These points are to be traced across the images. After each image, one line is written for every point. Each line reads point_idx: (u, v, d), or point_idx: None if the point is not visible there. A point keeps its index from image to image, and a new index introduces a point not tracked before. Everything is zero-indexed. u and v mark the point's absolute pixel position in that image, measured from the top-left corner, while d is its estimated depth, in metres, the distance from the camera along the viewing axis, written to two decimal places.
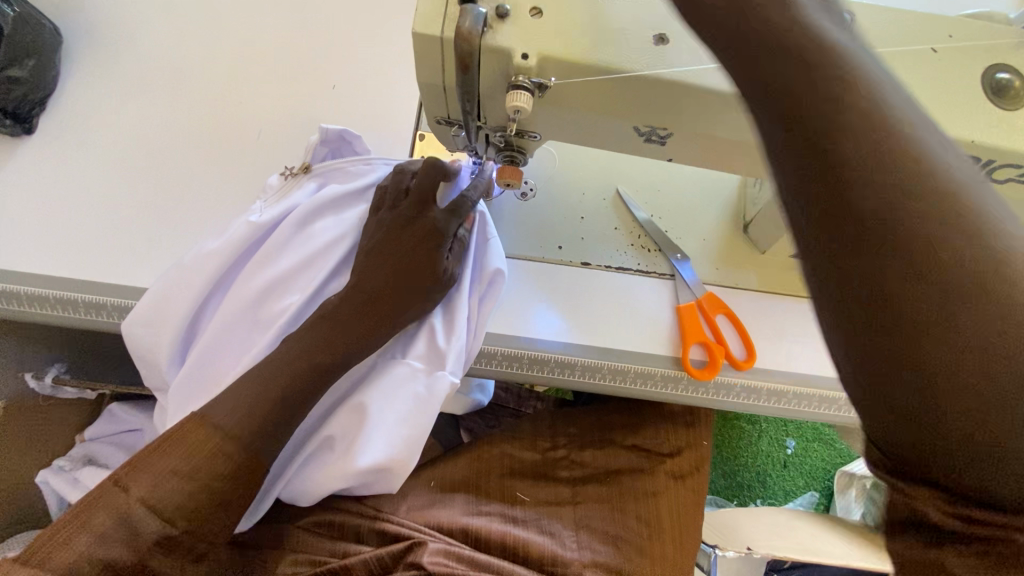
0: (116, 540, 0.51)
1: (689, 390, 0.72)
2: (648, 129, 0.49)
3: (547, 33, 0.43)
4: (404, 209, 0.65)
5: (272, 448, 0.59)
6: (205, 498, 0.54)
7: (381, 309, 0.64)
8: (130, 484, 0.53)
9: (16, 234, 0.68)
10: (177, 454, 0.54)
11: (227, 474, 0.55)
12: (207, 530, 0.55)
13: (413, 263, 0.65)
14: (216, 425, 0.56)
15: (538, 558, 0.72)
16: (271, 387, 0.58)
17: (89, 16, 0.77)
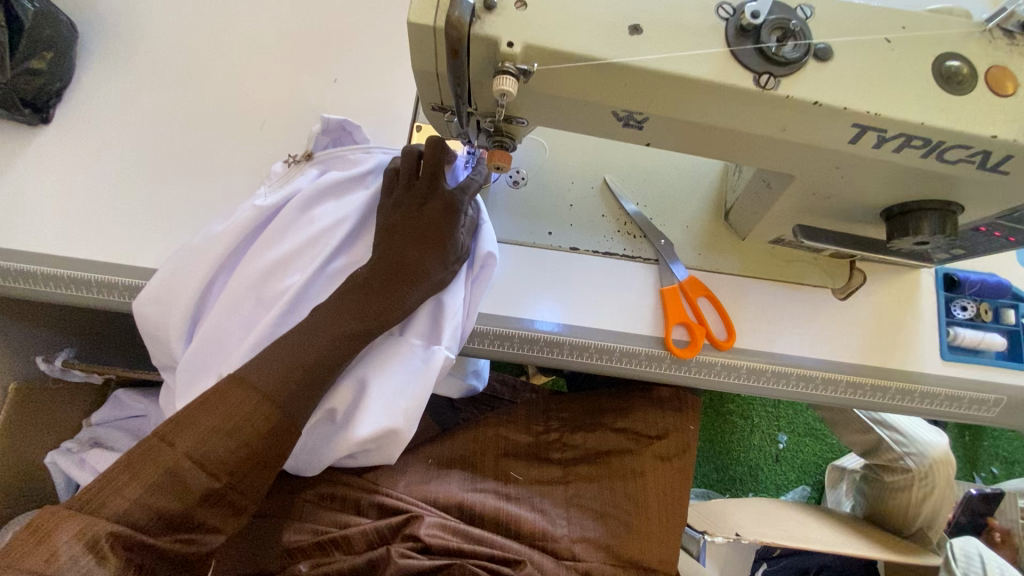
0: (165, 491, 0.54)
1: (673, 368, 0.76)
2: (627, 115, 0.53)
3: (531, 23, 0.47)
4: (418, 187, 0.71)
5: (306, 411, 0.62)
6: (244, 454, 0.58)
7: (405, 276, 0.69)
8: (176, 439, 0.56)
9: (36, 217, 0.72)
10: (221, 411, 0.58)
11: (265, 432, 0.59)
12: (247, 485, 0.59)
13: (433, 235, 0.71)
14: (255, 386, 0.59)
15: (530, 533, 0.75)
16: (307, 349, 0.62)
17: (103, 12, 0.81)
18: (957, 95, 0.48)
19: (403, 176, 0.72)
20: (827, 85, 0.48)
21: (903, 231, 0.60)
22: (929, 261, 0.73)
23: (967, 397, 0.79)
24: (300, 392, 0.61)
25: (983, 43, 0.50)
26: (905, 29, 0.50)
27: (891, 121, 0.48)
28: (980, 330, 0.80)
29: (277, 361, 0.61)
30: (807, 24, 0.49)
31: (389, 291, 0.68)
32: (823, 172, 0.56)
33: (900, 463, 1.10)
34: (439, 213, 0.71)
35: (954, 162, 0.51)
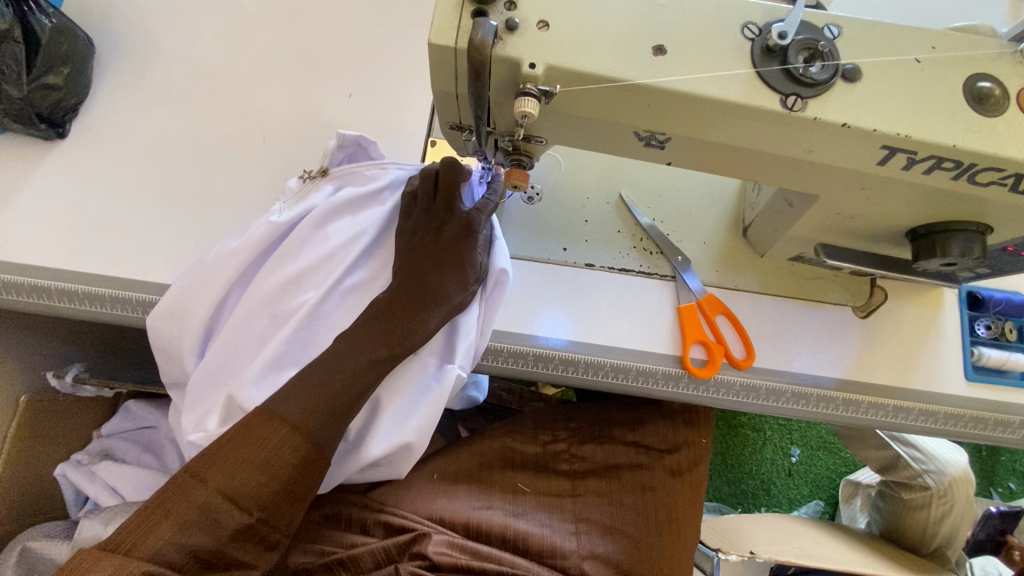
0: (198, 528, 0.57)
1: (690, 387, 0.74)
2: (648, 134, 0.52)
3: (554, 44, 0.46)
4: (435, 211, 0.71)
5: (334, 438, 0.64)
6: (274, 487, 0.60)
7: (422, 298, 0.68)
8: (206, 476, 0.58)
9: (51, 231, 0.72)
10: (249, 446, 0.60)
11: (293, 465, 0.61)
12: (277, 518, 0.61)
13: (448, 256, 0.70)
14: (281, 419, 0.61)
15: (538, 550, 0.74)
16: (330, 381, 0.63)
17: (119, 27, 0.82)
18: (989, 117, 0.47)
19: (419, 197, 0.72)
20: (856, 106, 0.47)
21: (930, 252, 0.58)
22: (953, 280, 0.72)
23: (990, 418, 0.77)
24: (327, 421, 0.62)
25: (1016, 63, 0.49)
26: (935, 49, 0.48)
27: (921, 143, 0.47)
28: (1005, 350, 0.79)
29: (307, 390, 0.62)
30: (835, 44, 0.48)
31: (407, 311, 0.68)
32: (849, 192, 0.55)
33: (919, 482, 1.08)
34: (456, 235, 0.70)
35: (985, 185, 0.50)
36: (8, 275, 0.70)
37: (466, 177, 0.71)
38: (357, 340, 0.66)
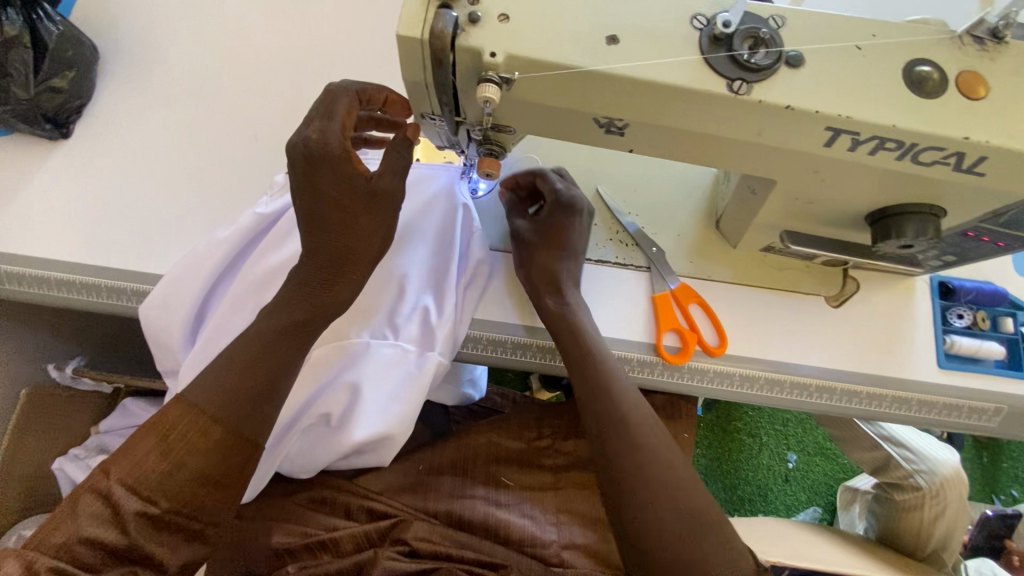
0: (105, 520, 0.51)
1: (664, 374, 0.77)
2: (608, 121, 0.55)
3: (513, 34, 0.50)
4: (315, 149, 0.56)
5: (253, 419, 0.57)
6: (185, 475, 0.53)
7: (341, 263, 0.60)
8: (112, 468, 0.53)
9: (52, 225, 0.76)
10: (156, 432, 0.54)
11: (205, 450, 0.54)
12: (195, 507, 0.54)
13: (351, 211, 0.58)
14: (190, 402, 0.55)
15: (519, 539, 0.75)
16: (239, 357, 0.58)
17: (122, 34, 0.86)
18: (927, 99, 0.50)
19: (294, 165, 0.57)
20: (800, 89, 0.49)
21: (887, 235, 0.60)
22: (921, 267, 0.74)
23: (964, 406, 0.78)
24: (243, 404, 0.56)
25: (955, 48, 0.51)
26: (874, 36, 0.51)
27: (862, 124, 0.50)
28: (978, 339, 0.80)
29: (219, 374, 0.57)
30: (780, 33, 0.51)
31: (318, 277, 0.60)
32: (804, 177, 0.58)
33: (909, 481, 1.07)
34: (356, 187, 0.57)
35: (930, 164, 0.52)
36: (13, 267, 0.74)
37: (338, 113, 0.57)
38: (278, 306, 0.61)
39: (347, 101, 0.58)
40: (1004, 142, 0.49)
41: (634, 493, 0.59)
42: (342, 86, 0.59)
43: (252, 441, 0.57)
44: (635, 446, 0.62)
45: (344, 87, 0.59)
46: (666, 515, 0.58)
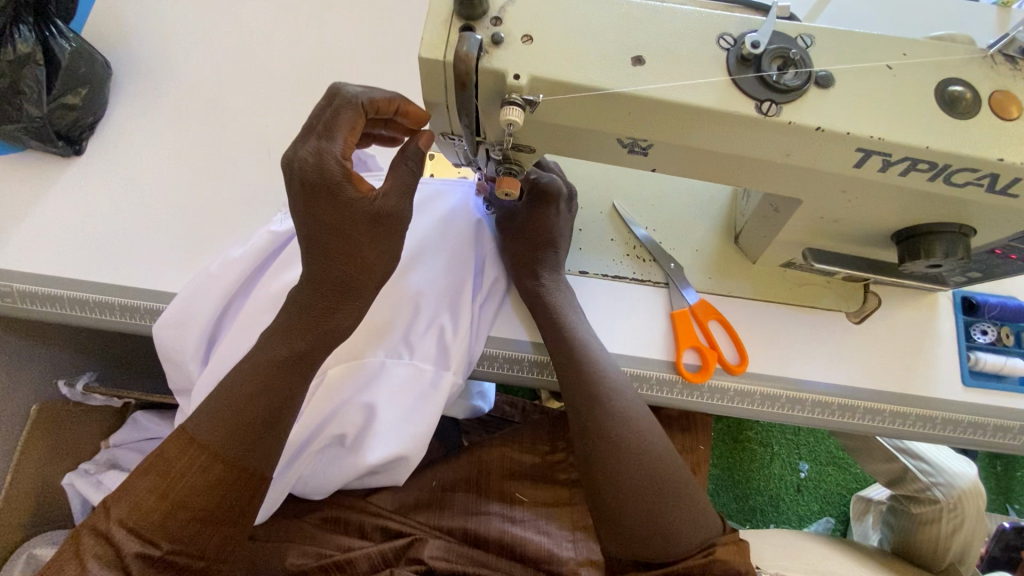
0: (105, 562, 0.51)
1: (683, 393, 0.75)
2: (631, 141, 0.54)
3: (537, 56, 0.49)
4: (311, 173, 0.54)
5: (255, 454, 0.56)
6: (185, 514, 0.53)
7: (343, 288, 0.58)
8: (113, 507, 0.53)
9: (64, 243, 0.75)
10: (156, 470, 0.54)
11: (206, 486, 0.54)
12: (196, 546, 0.53)
13: (354, 236, 0.56)
14: (190, 437, 0.55)
15: (535, 556, 0.74)
16: (240, 389, 0.57)
17: (135, 49, 0.86)
18: (961, 119, 0.49)
19: (292, 189, 0.55)
20: (830, 111, 0.48)
21: (914, 254, 0.59)
22: (946, 284, 0.72)
23: (990, 424, 0.76)
24: (242, 437, 0.55)
25: (986, 67, 0.50)
26: (905, 56, 0.50)
27: (895, 145, 0.48)
28: (1003, 355, 0.78)
29: (229, 401, 0.56)
30: (809, 52, 0.50)
31: (321, 303, 0.58)
32: (830, 196, 0.57)
33: (927, 495, 1.05)
34: (358, 211, 0.55)
35: (963, 185, 0.51)
36: (24, 285, 0.73)
37: (340, 131, 0.54)
38: (280, 332, 0.59)
39: (352, 115, 0.55)
40: None
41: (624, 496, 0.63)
42: (348, 96, 0.55)
43: (256, 474, 0.56)
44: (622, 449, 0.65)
45: (351, 99, 0.55)
46: (632, 493, 0.63)
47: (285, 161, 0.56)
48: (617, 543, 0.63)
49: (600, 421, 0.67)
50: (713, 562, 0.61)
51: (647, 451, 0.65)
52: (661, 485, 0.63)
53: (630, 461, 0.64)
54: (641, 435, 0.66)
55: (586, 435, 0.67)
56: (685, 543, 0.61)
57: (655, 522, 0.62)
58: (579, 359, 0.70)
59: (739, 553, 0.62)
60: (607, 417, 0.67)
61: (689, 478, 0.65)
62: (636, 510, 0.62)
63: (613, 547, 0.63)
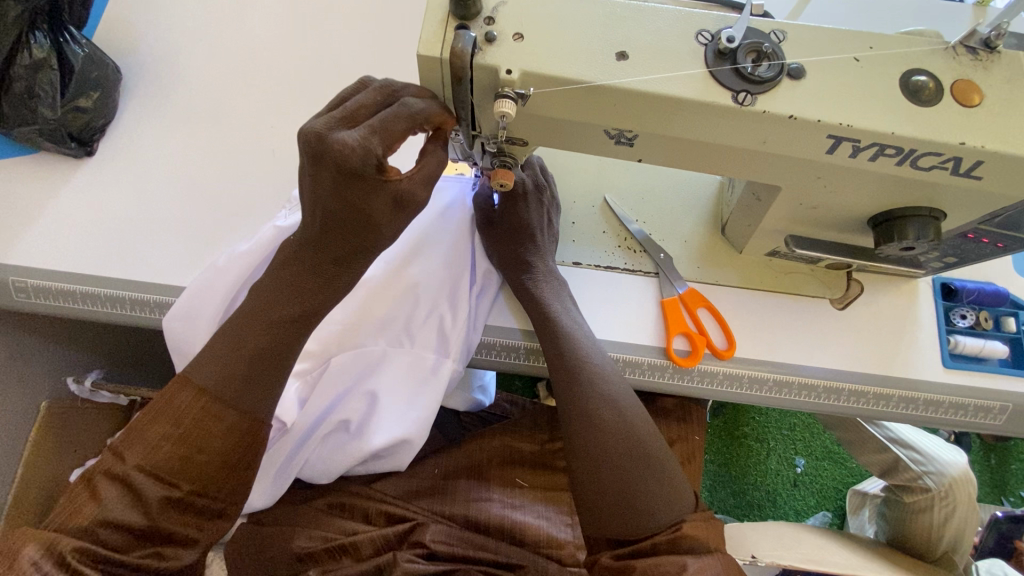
0: (125, 504, 0.54)
1: (675, 378, 0.78)
2: (618, 133, 0.57)
3: (528, 52, 0.52)
4: (351, 166, 0.50)
5: (267, 403, 0.59)
6: (203, 459, 0.56)
7: (349, 253, 0.59)
8: (127, 453, 0.55)
9: (77, 239, 0.78)
10: (167, 419, 0.56)
11: (220, 435, 0.57)
12: (214, 488, 0.57)
13: (373, 217, 0.56)
14: (201, 388, 0.57)
15: (535, 541, 0.77)
16: (247, 341, 0.58)
17: (144, 55, 0.89)
18: (924, 107, 0.52)
19: (319, 166, 0.52)
20: (801, 100, 0.52)
21: (889, 237, 0.62)
22: (924, 268, 0.76)
23: (972, 404, 0.79)
24: (249, 387, 0.58)
25: (949, 59, 0.54)
26: (873, 48, 0.54)
27: (863, 131, 0.52)
28: (981, 338, 0.81)
29: (233, 364, 0.57)
30: (782, 46, 0.53)
31: (323, 270, 0.60)
32: (808, 183, 0.60)
33: (919, 483, 1.06)
34: (382, 197, 0.54)
35: (929, 169, 0.54)
36: (38, 281, 0.76)
37: (390, 133, 0.51)
38: (278, 295, 0.59)
39: (405, 123, 0.51)
40: (999, 147, 0.51)
41: (599, 473, 0.65)
42: (409, 108, 0.52)
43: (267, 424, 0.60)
44: (600, 426, 0.68)
45: (410, 110, 0.51)
46: (608, 472, 0.65)
47: (313, 133, 0.51)
48: (593, 522, 0.65)
49: (582, 404, 0.70)
50: (679, 539, 0.62)
51: (625, 430, 0.68)
52: (638, 463, 0.66)
53: (609, 441, 0.67)
54: (624, 416, 0.69)
55: (568, 418, 0.70)
56: (656, 520, 0.63)
57: (631, 500, 0.64)
58: (564, 345, 0.73)
59: (707, 530, 0.64)
60: (589, 400, 0.69)
61: (670, 459, 0.67)
62: (610, 488, 0.65)
63: (587, 525, 0.66)
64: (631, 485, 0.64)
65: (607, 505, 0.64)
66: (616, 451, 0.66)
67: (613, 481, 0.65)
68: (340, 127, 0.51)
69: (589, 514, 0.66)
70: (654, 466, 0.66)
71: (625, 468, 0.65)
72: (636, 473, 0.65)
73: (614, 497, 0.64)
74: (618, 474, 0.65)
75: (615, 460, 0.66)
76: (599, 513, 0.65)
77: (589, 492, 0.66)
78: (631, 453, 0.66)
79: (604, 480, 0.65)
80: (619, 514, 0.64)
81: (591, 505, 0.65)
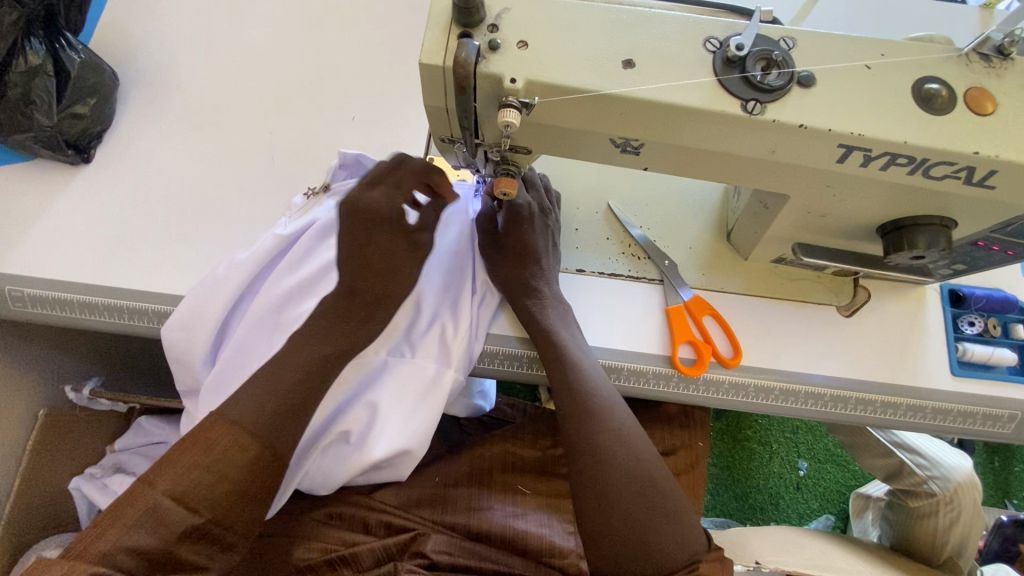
0: (146, 530, 0.54)
1: (680, 387, 0.77)
2: (623, 141, 0.56)
3: (532, 61, 0.51)
4: (375, 209, 0.71)
5: (288, 436, 0.63)
6: (226, 487, 0.57)
7: (378, 296, 0.74)
8: (156, 480, 0.57)
9: (74, 248, 0.77)
10: (198, 448, 0.58)
11: (245, 465, 0.59)
12: (233, 518, 0.58)
13: (395, 260, 0.75)
14: (232, 421, 0.60)
15: (537, 549, 0.75)
16: (282, 381, 0.64)
17: (142, 60, 0.88)
18: (937, 115, 0.51)
19: (351, 217, 0.72)
20: (811, 109, 0.51)
21: (898, 246, 0.61)
22: (932, 276, 0.75)
23: (980, 413, 0.78)
24: (274, 419, 0.62)
25: (962, 66, 0.53)
26: (884, 56, 0.53)
27: (875, 140, 0.51)
28: (990, 346, 0.80)
29: (268, 389, 0.63)
30: (791, 54, 0.52)
31: (357, 314, 0.73)
32: (816, 191, 0.59)
33: (924, 488, 1.05)
34: (399, 240, 0.74)
35: (941, 178, 0.53)
36: (35, 290, 0.75)
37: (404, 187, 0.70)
38: (316, 336, 0.70)
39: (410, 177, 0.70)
40: (1014, 156, 0.50)
41: (615, 511, 0.64)
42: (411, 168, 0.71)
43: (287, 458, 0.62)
44: (612, 460, 0.66)
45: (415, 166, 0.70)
46: (623, 510, 0.64)
47: (348, 198, 0.71)
48: (602, 560, 0.64)
49: (589, 438, 0.68)
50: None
51: (635, 465, 0.66)
52: (648, 501, 0.65)
53: (620, 479, 0.65)
54: (633, 449, 0.68)
55: (577, 452, 0.68)
56: (668, 560, 0.63)
57: (645, 542, 0.63)
58: (573, 376, 0.71)
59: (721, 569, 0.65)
60: (598, 434, 0.68)
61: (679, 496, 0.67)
62: (621, 528, 0.63)
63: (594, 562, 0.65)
64: (647, 526, 0.63)
65: (622, 548, 0.63)
66: (630, 488, 0.65)
67: (629, 521, 0.64)
68: (366, 189, 0.71)
69: (601, 554, 0.64)
70: (666, 504, 0.65)
71: (641, 507, 0.64)
72: (650, 511, 0.64)
73: (631, 538, 0.63)
74: (632, 514, 0.64)
75: (630, 498, 0.64)
76: (614, 554, 0.63)
77: (600, 532, 0.64)
78: (645, 489, 0.65)
79: (618, 520, 0.64)
80: (633, 556, 0.63)
81: (604, 545, 0.64)
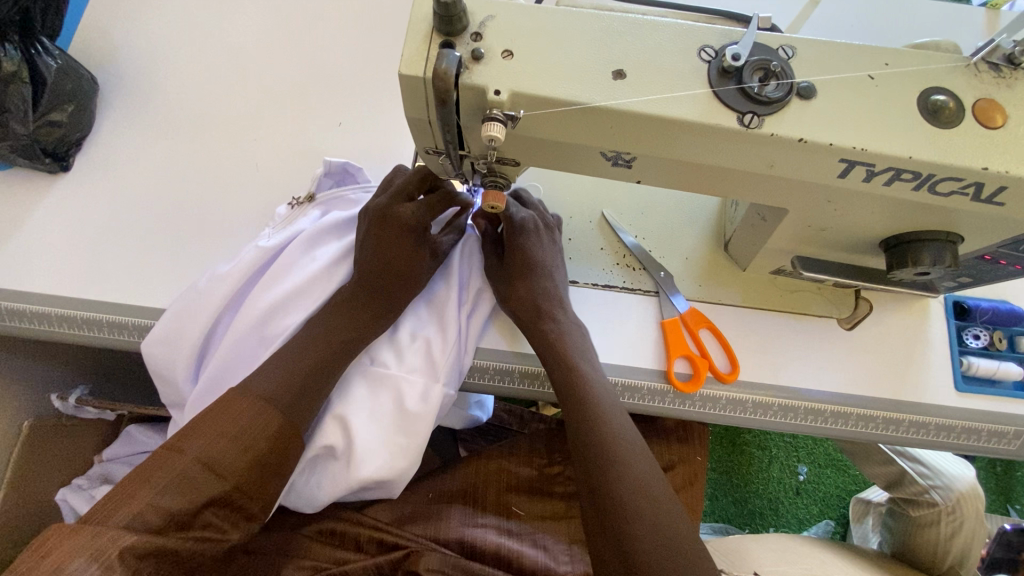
0: (177, 492, 0.55)
1: (676, 403, 0.75)
2: (614, 154, 0.54)
3: (517, 71, 0.49)
4: (409, 218, 0.71)
5: (309, 416, 0.65)
6: (251, 457, 0.60)
7: (398, 285, 0.72)
8: (184, 447, 0.58)
9: (52, 259, 0.75)
10: (226, 419, 0.60)
11: (270, 435, 0.62)
12: (255, 488, 0.60)
13: (419, 263, 0.73)
14: (258, 396, 0.63)
15: (531, 569, 0.73)
16: (304, 362, 0.66)
17: (124, 65, 0.86)
18: (943, 129, 0.48)
19: (384, 226, 0.71)
20: (810, 122, 0.48)
21: (903, 262, 0.59)
22: (937, 289, 0.72)
23: (987, 429, 0.76)
24: (296, 389, 0.65)
25: (970, 75, 0.50)
26: (888, 65, 0.50)
27: (879, 155, 0.48)
28: (996, 359, 0.78)
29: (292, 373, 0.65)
30: (790, 64, 0.50)
31: (372, 307, 0.72)
32: (816, 207, 0.57)
33: (926, 498, 1.02)
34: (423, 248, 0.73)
35: (948, 195, 0.51)
36: (11, 303, 0.73)
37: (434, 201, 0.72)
38: (332, 328, 0.70)
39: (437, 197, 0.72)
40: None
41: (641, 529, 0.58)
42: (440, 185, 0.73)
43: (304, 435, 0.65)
44: (630, 478, 0.62)
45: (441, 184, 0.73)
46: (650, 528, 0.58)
47: (376, 209, 0.71)
48: None
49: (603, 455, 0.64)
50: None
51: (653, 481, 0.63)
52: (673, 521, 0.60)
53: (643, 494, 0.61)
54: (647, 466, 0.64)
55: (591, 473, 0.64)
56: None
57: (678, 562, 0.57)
58: (583, 393, 0.68)
59: None
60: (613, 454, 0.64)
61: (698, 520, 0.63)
62: (660, 567, 0.56)
63: None
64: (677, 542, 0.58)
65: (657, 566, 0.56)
66: (655, 506, 0.60)
67: (659, 539, 0.58)
68: (396, 202, 0.71)
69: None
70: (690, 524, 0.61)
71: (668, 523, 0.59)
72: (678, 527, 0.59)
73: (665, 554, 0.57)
74: (662, 532, 0.58)
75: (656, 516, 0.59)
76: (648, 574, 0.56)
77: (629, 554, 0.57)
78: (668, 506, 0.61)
79: (648, 538, 0.57)
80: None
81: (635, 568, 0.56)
